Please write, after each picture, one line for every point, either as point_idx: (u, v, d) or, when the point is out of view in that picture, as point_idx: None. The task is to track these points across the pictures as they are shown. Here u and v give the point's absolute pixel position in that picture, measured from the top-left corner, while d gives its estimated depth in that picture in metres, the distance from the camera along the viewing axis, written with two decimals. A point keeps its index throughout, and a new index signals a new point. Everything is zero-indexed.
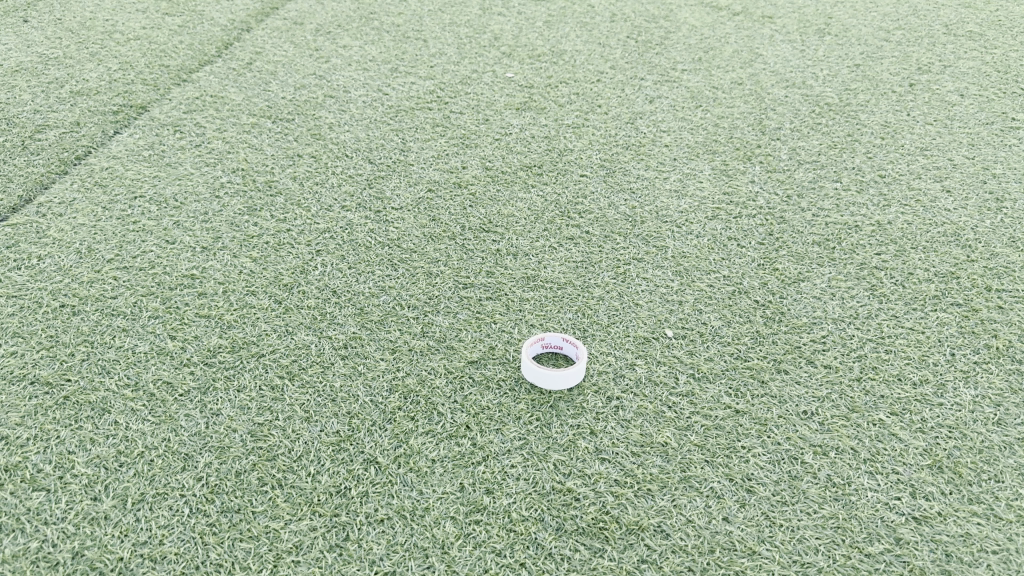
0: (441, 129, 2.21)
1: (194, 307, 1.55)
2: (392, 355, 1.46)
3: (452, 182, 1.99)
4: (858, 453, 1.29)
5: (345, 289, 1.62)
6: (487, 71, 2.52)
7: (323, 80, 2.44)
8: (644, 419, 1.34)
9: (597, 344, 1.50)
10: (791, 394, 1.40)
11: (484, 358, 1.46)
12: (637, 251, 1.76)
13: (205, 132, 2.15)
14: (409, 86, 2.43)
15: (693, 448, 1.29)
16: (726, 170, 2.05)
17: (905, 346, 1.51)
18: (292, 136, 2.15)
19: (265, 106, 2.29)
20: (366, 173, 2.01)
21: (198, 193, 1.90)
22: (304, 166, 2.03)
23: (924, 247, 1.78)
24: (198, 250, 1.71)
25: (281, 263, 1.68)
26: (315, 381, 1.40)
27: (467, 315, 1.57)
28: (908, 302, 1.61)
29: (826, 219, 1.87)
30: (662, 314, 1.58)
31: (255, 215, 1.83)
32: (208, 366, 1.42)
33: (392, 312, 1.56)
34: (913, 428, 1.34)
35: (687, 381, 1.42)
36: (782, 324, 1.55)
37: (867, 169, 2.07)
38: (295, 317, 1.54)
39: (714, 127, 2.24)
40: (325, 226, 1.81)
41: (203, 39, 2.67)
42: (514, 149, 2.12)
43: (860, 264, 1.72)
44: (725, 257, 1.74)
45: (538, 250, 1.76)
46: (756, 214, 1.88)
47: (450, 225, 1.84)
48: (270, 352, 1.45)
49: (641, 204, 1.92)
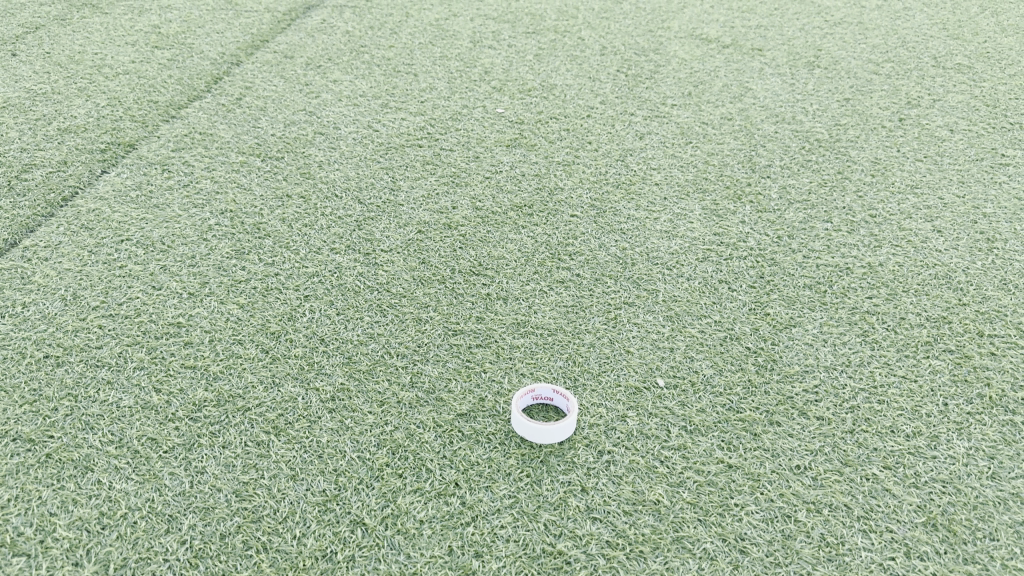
0: (431, 166, 2.19)
1: (180, 358, 1.53)
2: (380, 407, 1.44)
3: (441, 222, 1.96)
4: (851, 510, 1.28)
5: (332, 336, 1.59)
6: (478, 107, 2.51)
7: (312, 115, 2.43)
8: (636, 474, 1.33)
9: (588, 395, 1.48)
10: (783, 447, 1.39)
11: (473, 411, 1.44)
12: (628, 295, 1.74)
13: (194, 171, 2.14)
14: (399, 121, 2.42)
15: (684, 506, 1.28)
16: (717, 209, 2.04)
17: (898, 396, 1.50)
18: (281, 174, 2.14)
19: (254, 144, 2.27)
20: (354, 213, 1.99)
21: (185, 236, 1.89)
22: (292, 207, 2.00)
23: (915, 290, 1.77)
24: (185, 297, 1.70)
25: (268, 310, 1.66)
26: (302, 436, 1.38)
27: (456, 364, 1.54)
28: (900, 349, 1.61)
29: (817, 260, 1.86)
30: (654, 361, 1.56)
31: (242, 259, 1.82)
32: (193, 421, 1.40)
33: (381, 361, 1.54)
34: (907, 482, 1.33)
35: (679, 433, 1.41)
36: (774, 373, 1.54)
37: (858, 208, 2.06)
38: (281, 367, 1.52)
39: (705, 164, 2.23)
40: (313, 270, 1.79)
41: (192, 73, 2.66)
42: (504, 188, 2.10)
43: (852, 308, 1.71)
44: (717, 300, 1.73)
45: (529, 293, 1.74)
46: (747, 256, 1.87)
47: (439, 267, 1.81)
48: (257, 405, 1.44)
49: (632, 244, 1.90)
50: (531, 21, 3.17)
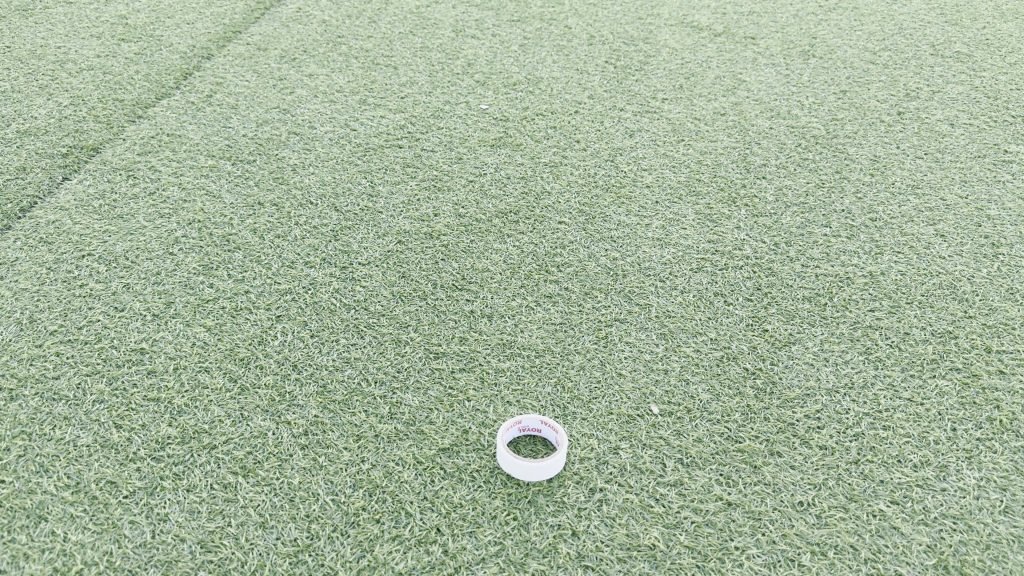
0: (412, 169, 2.08)
1: (143, 390, 1.44)
2: (356, 442, 1.35)
3: (422, 231, 1.85)
4: (857, 552, 1.21)
5: (305, 362, 1.49)
6: (461, 102, 2.40)
7: (287, 114, 2.32)
8: (629, 515, 1.25)
9: (578, 425, 1.40)
10: (785, 481, 1.31)
11: (456, 445, 1.35)
12: (619, 310, 1.65)
13: (160, 178, 2.03)
14: (378, 119, 2.30)
15: (681, 551, 1.20)
16: (711, 214, 1.95)
17: (904, 421, 1.42)
18: (252, 180, 2.02)
19: (224, 146, 2.16)
20: (330, 222, 1.88)
21: (150, 250, 1.78)
22: (264, 216, 1.89)
23: (919, 302, 1.69)
24: (149, 319, 1.60)
25: (237, 332, 1.56)
26: (272, 477, 1.29)
27: (438, 391, 1.45)
28: (905, 368, 1.53)
29: (817, 270, 1.77)
30: (648, 386, 1.48)
31: (210, 275, 1.71)
32: (156, 462, 1.31)
33: (357, 390, 1.44)
34: (916, 519, 1.26)
35: (674, 467, 1.33)
36: (774, 397, 1.46)
37: (857, 211, 1.98)
38: (251, 398, 1.42)
39: (698, 164, 2.14)
40: (286, 287, 1.68)
41: (161, 69, 2.54)
42: (488, 192, 2.00)
43: (854, 323, 1.63)
44: (713, 316, 1.64)
45: (514, 310, 1.64)
46: (744, 265, 1.78)
47: (420, 281, 1.71)
48: (224, 442, 1.34)
49: (623, 254, 1.81)
50: (516, 7, 3.05)
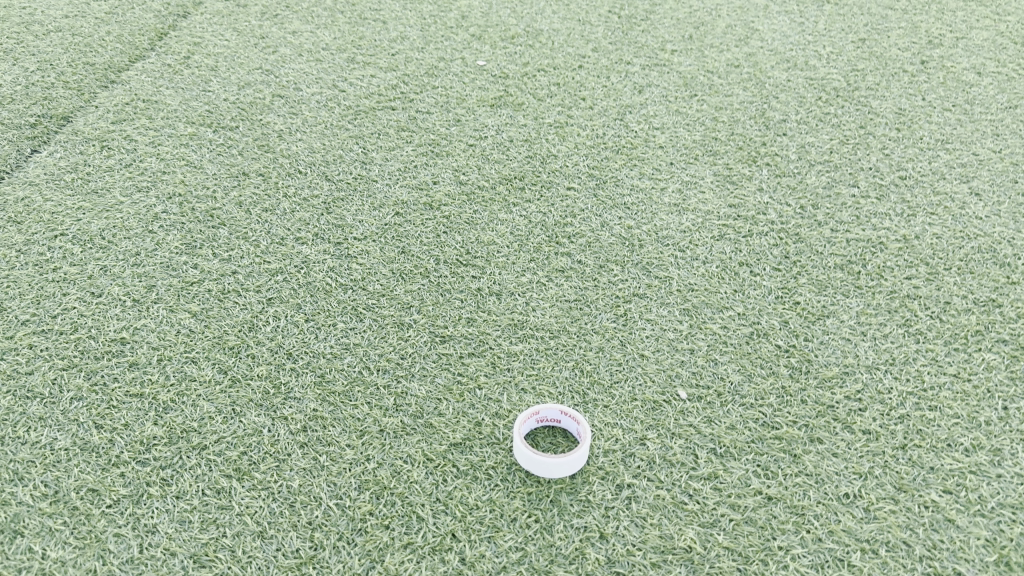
0: (408, 133, 1.93)
1: (125, 385, 1.31)
2: (360, 438, 1.23)
3: (421, 202, 1.72)
4: (911, 549, 1.11)
5: (301, 349, 1.37)
6: (456, 59, 2.25)
7: (270, 75, 2.16)
8: (661, 514, 1.15)
9: (600, 414, 1.29)
10: (828, 471, 1.21)
11: (469, 439, 1.24)
12: (638, 285, 1.53)
13: (137, 148, 1.88)
14: (369, 78, 2.13)
15: (720, 554, 1.10)
16: (730, 175, 1.82)
17: (951, 400, 1.32)
18: (235, 148, 1.87)
19: (205, 112, 2.01)
20: (322, 193, 1.73)
21: (128, 228, 1.65)
22: (250, 186, 1.75)
23: (959, 268, 1.58)
24: (129, 305, 1.47)
25: (225, 317, 1.43)
26: (269, 480, 1.17)
27: (446, 379, 1.33)
28: (948, 341, 1.42)
29: (847, 235, 1.65)
30: (673, 368, 1.37)
31: (194, 254, 1.57)
32: (141, 466, 1.20)
33: (359, 379, 1.32)
34: (973, 511, 1.16)
35: (707, 459, 1.23)
36: (810, 377, 1.35)
37: (886, 168, 1.85)
38: (243, 391, 1.30)
39: (713, 121, 2.00)
40: (276, 266, 1.54)
41: (134, 29, 2.37)
42: (490, 157, 1.86)
43: (890, 293, 1.52)
44: (739, 288, 1.52)
45: (525, 287, 1.52)
46: (769, 231, 1.66)
47: (422, 257, 1.58)
48: (215, 441, 1.23)
49: (638, 222, 1.68)
50: None
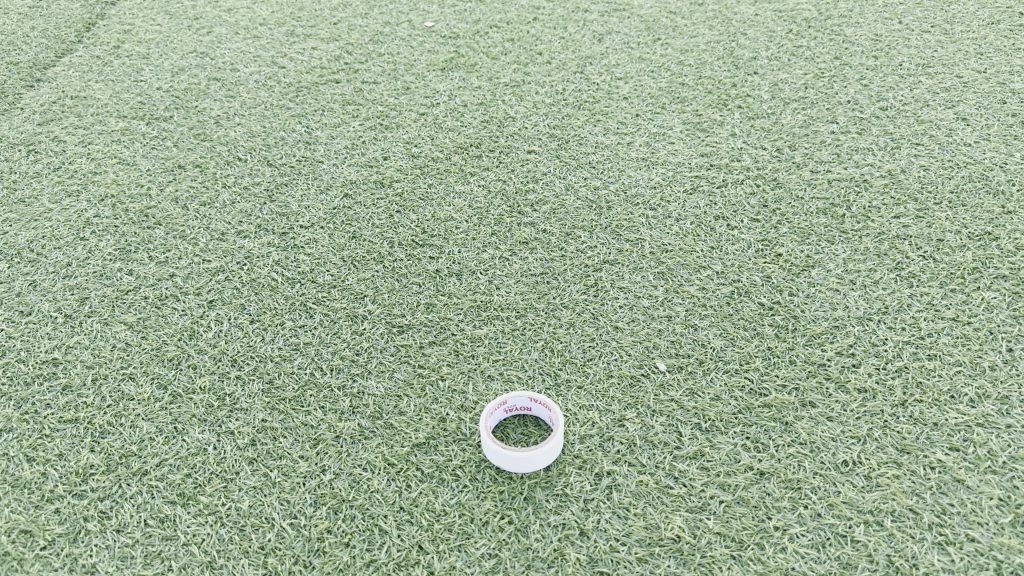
0: (354, 107, 1.78)
1: (57, 411, 1.20)
2: (314, 448, 1.13)
3: (371, 179, 1.59)
4: (920, 517, 1.02)
5: (246, 354, 1.26)
6: (403, 22, 2.10)
7: (205, 57, 2.02)
8: (646, 503, 1.06)
9: (574, 397, 1.19)
10: (823, 438, 1.11)
11: (433, 438, 1.14)
12: (608, 251, 1.42)
13: (65, 149, 1.74)
14: (310, 51, 2.00)
15: (712, 541, 1.01)
16: (700, 122, 1.69)
17: (951, 347, 1.22)
18: (170, 140, 1.74)
19: (138, 104, 1.88)
20: (264, 179, 1.60)
21: (58, 236, 1.52)
22: (187, 180, 1.62)
23: (950, 201, 1.47)
24: (60, 321, 1.35)
25: (164, 327, 1.32)
26: (217, 503, 1.07)
27: (406, 373, 1.23)
28: (944, 282, 1.32)
29: (828, 175, 1.54)
30: (650, 338, 1.26)
31: (129, 260, 1.46)
32: (78, 499, 1.09)
33: (310, 382, 1.22)
34: (983, 468, 1.06)
35: (692, 436, 1.13)
36: (798, 335, 1.25)
37: (865, 100, 1.73)
38: (185, 407, 1.20)
39: (679, 65, 1.87)
40: (217, 265, 1.42)
41: (59, 20, 2.20)
42: (444, 124, 1.72)
43: (879, 235, 1.41)
44: (717, 245, 1.42)
45: (487, 264, 1.41)
46: (745, 179, 1.55)
47: (375, 241, 1.45)
48: (157, 465, 1.12)
49: (605, 182, 1.57)
50: None
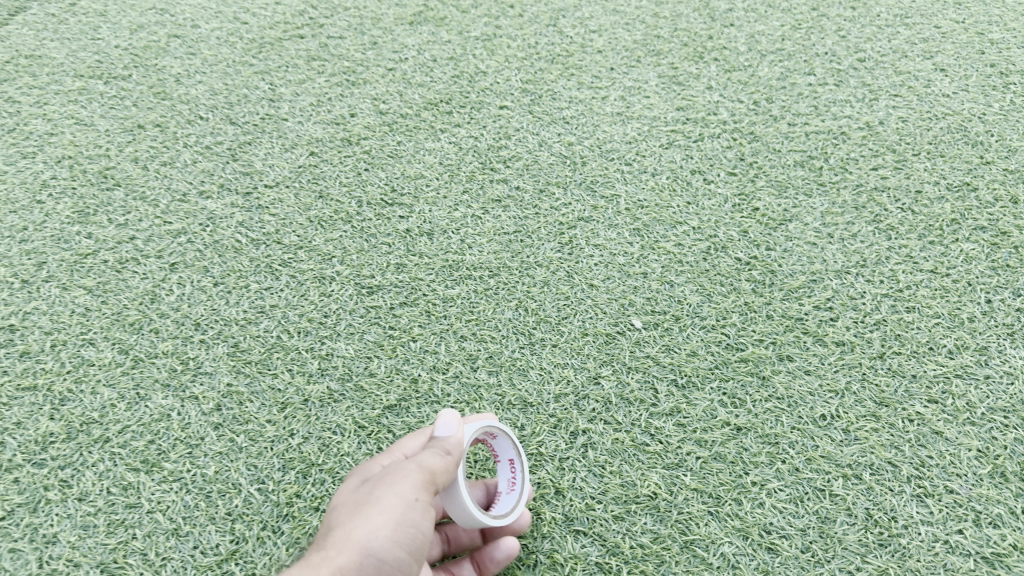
0: (319, 63, 1.71)
1: (15, 379, 1.17)
2: (281, 412, 1.10)
3: (338, 137, 1.54)
4: (898, 470, 1.01)
5: (210, 318, 1.22)
6: None
7: (165, 14, 1.88)
8: (621, 460, 1.04)
9: (548, 354, 1.16)
10: (801, 392, 1.10)
11: (405, 400, 1.12)
12: (582, 208, 1.39)
13: (19, 109, 1.65)
14: (272, 7, 1.88)
15: (688, 497, 1.00)
16: (676, 76, 1.65)
17: (930, 299, 1.20)
18: (129, 99, 1.66)
19: (94, 62, 1.76)
20: (226, 138, 1.55)
21: (13, 200, 1.45)
22: (146, 140, 1.56)
23: (928, 152, 1.45)
24: (17, 287, 1.30)
25: (125, 291, 1.27)
26: (182, 470, 1.05)
27: (376, 335, 1.20)
28: (922, 234, 1.30)
29: (806, 128, 1.51)
30: (625, 295, 1.24)
31: (87, 222, 1.40)
32: (37, 469, 1.06)
33: (277, 345, 1.18)
34: (962, 420, 1.05)
35: (668, 392, 1.11)
36: (776, 289, 1.23)
37: (843, 52, 1.68)
38: (148, 371, 1.16)
39: (654, 18, 1.79)
40: (179, 227, 1.37)
41: None
42: (412, 80, 1.67)
43: (857, 187, 1.39)
44: (693, 200, 1.39)
45: (458, 222, 1.37)
46: (721, 133, 1.51)
47: (342, 200, 1.41)
48: (119, 432, 1.09)
49: (579, 137, 1.52)
50: None
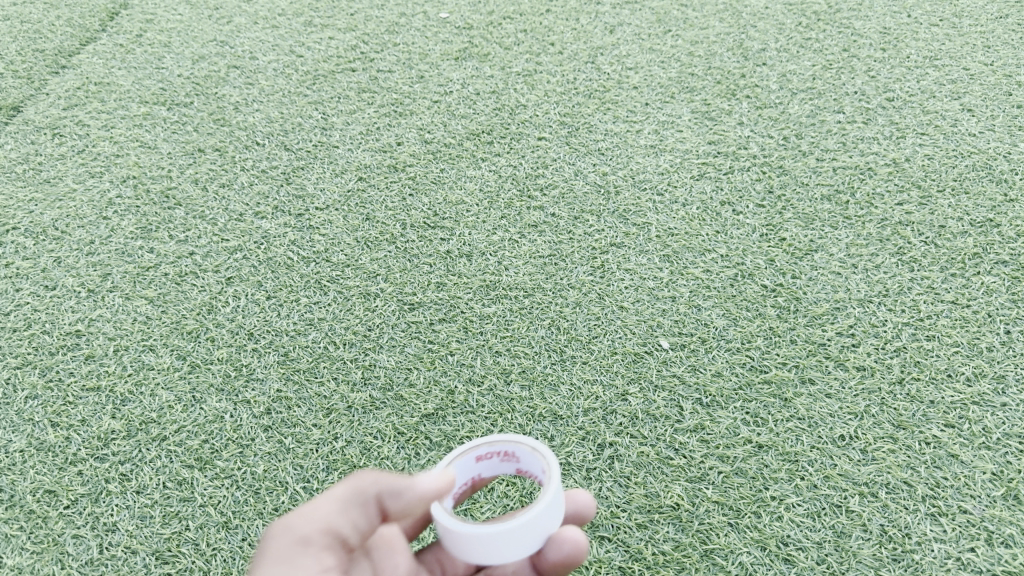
0: (369, 95, 1.81)
1: (81, 379, 1.25)
2: (327, 417, 1.17)
3: (385, 164, 1.63)
4: (914, 490, 1.05)
5: (262, 328, 1.31)
6: (418, 13, 2.07)
7: (225, 46, 2.00)
8: (646, 472, 1.09)
9: (579, 371, 1.22)
10: (821, 414, 1.14)
11: (442, 409, 1.18)
12: (615, 234, 1.45)
13: (89, 132, 1.77)
14: (326, 41, 1.99)
15: (710, 509, 1.05)
16: (708, 111, 1.71)
17: (950, 328, 1.24)
18: (191, 125, 1.77)
19: (159, 90, 1.88)
20: (281, 163, 1.65)
21: (82, 216, 1.56)
22: (206, 163, 1.66)
23: (953, 189, 1.49)
24: (83, 296, 1.39)
25: (184, 302, 1.36)
26: (233, 467, 1.12)
27: (416, 348, 1.27)
28: (944, 267, 1.34)
29: (833, 163, 1.57)
30: (654, 317, 1.30)
31: (149, 238, 1.50)
32: (100, 462, 1.14)
33: (324, 355, 1.26)
34: (977, 444, 1.09)
35: (693, 410, 1.16)
36: (800, 315, 1.28)
37: (872, 91, 1.74)
38: (203, 376, 1.24)
39: (689, 56, 1.86)
40: (235, 244, 1.47)
41: (83, 10, 2.14)
42: (456, 112, 1.75)
43: (881, 221, 1.44)
44: (721, 229, 1.44)
45: (496, 245, 1.44)
46: (751, 166, 1.57)
47: (388, 223, 1.49)
48: (176, 431, 1.17)
49: (614, 168, 1.59)
50: None
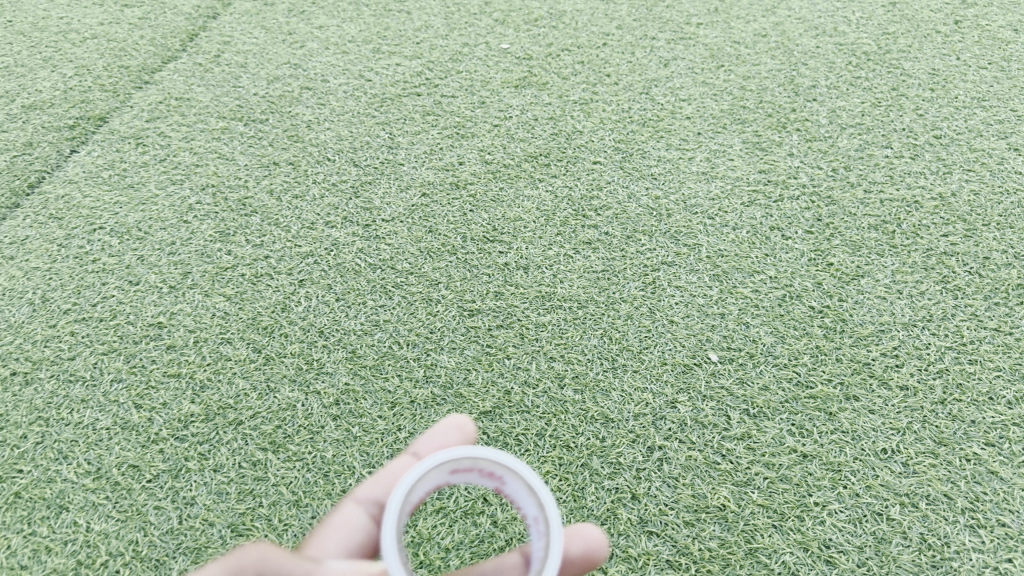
0: (432, 118, 1.91)
1: (163, 366, 1.34)
2: (391, 409, 1.25)
3: (448, 181, 1.72)
4: (954, 502, 1.09)
5: (332, 327, 1.39)
6: (480, 44, 2.17)
7: (298, 69, 2.12)
8: (694, 474, 1.15)
9: (630, 378, 1.28)
10: (864, 428, 1.19)
11: (499, 407, 1.25)
12: (666, 253, 1.52)
13: (170, 143, 1.88)
14: (393, 67, 2.10)
15: (755, 511, 1.10)
16: (759, 142, 1.78)
17: (992, 354, 1.29)
18: (266, 140, 1.88)
19: (235, 107, 1.99)
20: (350, 178, 1.74)
21: (164, 219, 1.66)
22: (280, 175, 1.76)
23: (998, 224, 1.54)
24: (165, 291, 1.49)
25: (259, 300, 1.45)
26: (304, 452, 1.20)
27: (476, 351, 1.34)
28: (988, 296, 1.39)
29: (880, 195, 1.62)
30: (703, 332, 1.35)
31: (227, 241, 1.59)
32: (180, 442, 1.23)
33: (389, 353, 1.34)
34: (1017, 463, 1.14)
35: (740, 419, 1.22)
36: (845, 335, 1.33)
37: (919, 129, 1.79)
38: (277, 368, 1.32)
39: (740, 90, 1.94)
40: (307, 250, 1.56)
41: (166, 31, 2.27)
42: (515, 135, 1.84)
43: (927, 250, 1.49)
44: (770, 252, 1.50)
45: (552, 260, 1.51)
46: (800, 195, 1.63)
47: (449, 235, 1.58)
48: (251, 416, 1.25)
49: (666, 192, 1.66)
50: None
